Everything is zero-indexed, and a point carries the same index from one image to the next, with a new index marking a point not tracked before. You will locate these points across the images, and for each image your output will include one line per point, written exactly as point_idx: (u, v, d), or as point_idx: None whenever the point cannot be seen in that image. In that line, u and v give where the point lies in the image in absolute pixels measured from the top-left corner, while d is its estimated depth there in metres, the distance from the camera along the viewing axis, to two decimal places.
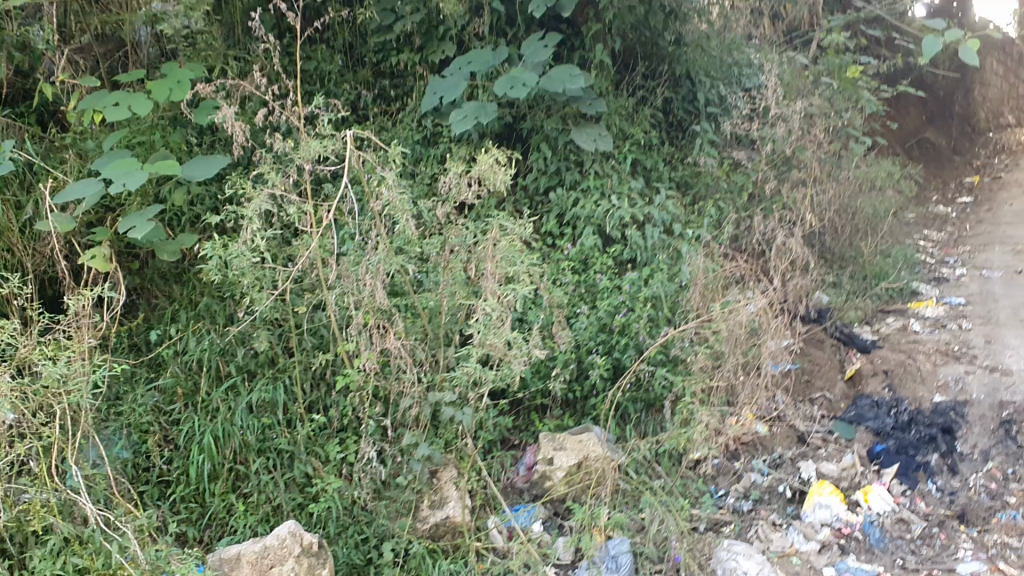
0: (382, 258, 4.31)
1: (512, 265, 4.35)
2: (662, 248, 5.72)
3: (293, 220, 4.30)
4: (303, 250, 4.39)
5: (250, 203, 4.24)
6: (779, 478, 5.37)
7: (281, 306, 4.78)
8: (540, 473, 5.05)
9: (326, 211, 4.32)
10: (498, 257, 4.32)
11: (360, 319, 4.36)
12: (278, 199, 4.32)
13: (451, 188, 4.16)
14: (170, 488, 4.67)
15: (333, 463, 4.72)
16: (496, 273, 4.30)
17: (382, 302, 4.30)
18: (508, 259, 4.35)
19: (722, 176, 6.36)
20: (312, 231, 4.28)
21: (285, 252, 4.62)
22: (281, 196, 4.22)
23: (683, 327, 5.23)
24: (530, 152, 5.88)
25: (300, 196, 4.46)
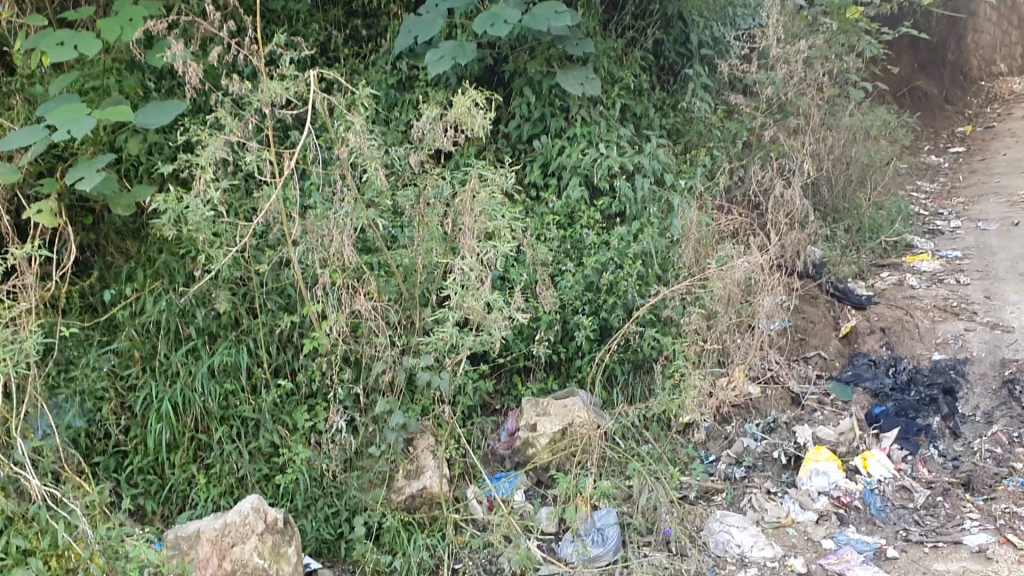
0: (348, 211, 4.01)
1: (490, 217, 3.96)
2: (651, 200, 5.40)
3: (254, 169, 3.94)
4: (265, 203, 4.03)
5: (203, 151, 3.87)
6: (773, 444, 5.05)
7: (241, 258, 4.46)
8: (522, 440, 4.79)
9: (289, 159, 3.95)
10: (476, 207, 3.93)
11: (326, 278, 4.12)
12: (236, 147, 3.95)
13: (426, 134, 3.82)
14: (127, 458, 4.39)
15: (301, 432, 4.45)
16: (475, 226, 3.92)
17: (350, 258, 3.99)
18: (487, 211, 3.96)
19: (716, 124, 6.01)
20: (273, 182, 3.96)
21: (248, 204, 4.27)
22: (239, 143, 3.86)
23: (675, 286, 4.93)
24: (513, 98, 5.52)
25: (261, 142, 4.08)
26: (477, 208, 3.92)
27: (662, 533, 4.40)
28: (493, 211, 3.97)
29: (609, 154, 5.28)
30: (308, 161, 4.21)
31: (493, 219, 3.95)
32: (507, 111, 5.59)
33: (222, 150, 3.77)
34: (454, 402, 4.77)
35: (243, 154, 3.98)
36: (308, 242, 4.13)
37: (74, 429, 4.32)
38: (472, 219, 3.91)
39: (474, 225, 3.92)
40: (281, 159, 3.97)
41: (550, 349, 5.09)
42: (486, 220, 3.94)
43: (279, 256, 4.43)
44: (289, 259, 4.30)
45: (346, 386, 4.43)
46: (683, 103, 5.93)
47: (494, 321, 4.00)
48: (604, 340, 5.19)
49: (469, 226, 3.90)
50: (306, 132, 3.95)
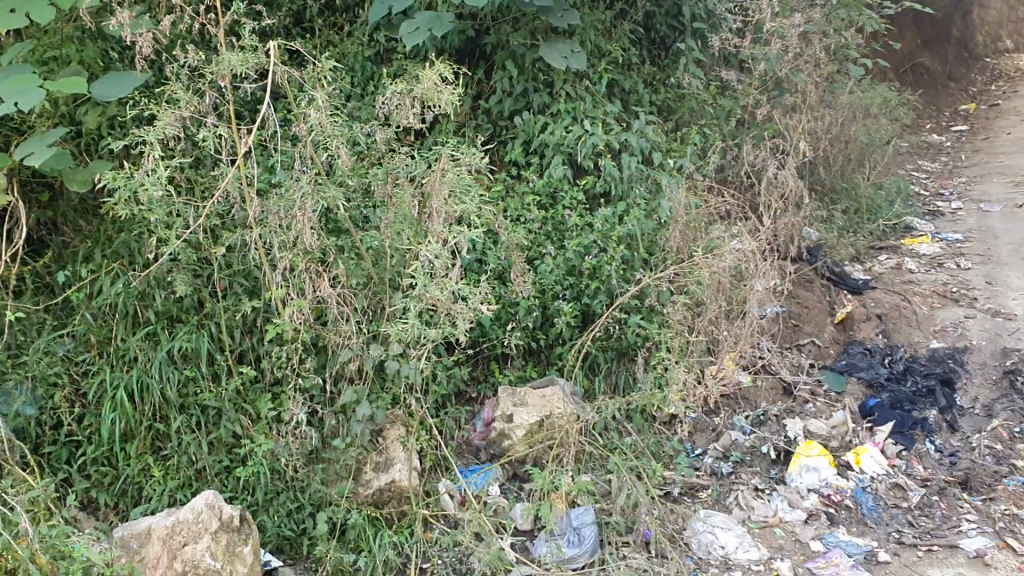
0: (309, 190, 3.77)
1: (459, 199, 3.68)
2: (639, 179, 5.15)
3: (209, 146, 3.69)
4: (222, 182, 3.79)
5: (154, 126, 3.62)
6: (763, 437, 4.83)
7: (203, 240, 4.23)
8: (498, 432, 4.57)
9: (247, 136, 3.70)
10: (444, 186, 3.64)
11: (288, 261, 3.90)
12: (191, 122, 3.70)
13: (392, 110, 3.59)
14: (80, 449, 4.17)
15: (263, 421, 4.23)
16: (443, 207, 3.62)
17: (311, 242, 3.74)
18: (456, 192, 3.68)
19: (709, 101, 5.75)
20: (232, 160, 3.71)
21: (206, 180, 4.03)
22: (194, 119, 3.61)
23: (660, 273, 4.71)
24: (495, 71, 5.26)
25: (220, 118, 3.83)
26: (444, 188, 3.64)
27: (642, 534, 4.17)
28: (462, 193, 3.69)
29: (595, 131, 5.03)
30: (270, 137, 3.97)
31: (464, 201, 3.67)
32: (489, 86, 5.35)
33: (173, 126, 3.51)
34: (427, 391, 4.55)
35: (198, 129, 3.73)
36: (268, 223, 3.91)
37: (24, 417, 4.10)
38: (441, 201, 3.62)
39: (441, 207, 3.61)
40: (239, 135, 3.72)
41: (530, 335, 4.88)
42: (454, 201, 3.66)
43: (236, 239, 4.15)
44: (248, 239, 4.06)
45: (311, 375, 4.21)
46: (674, 78, 5.66)
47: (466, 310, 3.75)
48: (586, 326, 4.96)
49: (438, 207, 3.61)
50: (266, 107, 3.70)
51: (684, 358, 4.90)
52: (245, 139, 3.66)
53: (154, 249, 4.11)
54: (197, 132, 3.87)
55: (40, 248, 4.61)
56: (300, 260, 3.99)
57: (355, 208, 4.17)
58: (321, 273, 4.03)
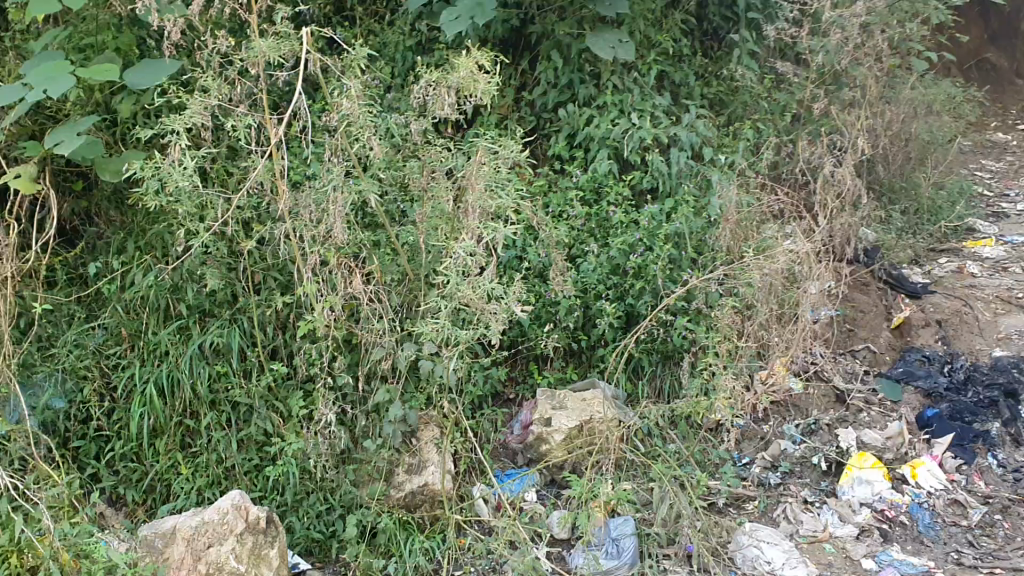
0: (338, 183, 3.60)
1: (496, 198, 3.49)
2: (688, 176, 4.94)
3: (240, 136, 3.59)
4: (254, 172, 3.68)
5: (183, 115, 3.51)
6: (814, 448, 4.58)
7: (232, 231, 4.10)
8: (535, 436, 4.41)
9: (279, 125, 3.58)
10: (480, 184, 3.46)
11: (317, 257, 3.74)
12: (223, 111, 3.61)
13: (429, 99, 3.43)
14: (109, 444, 4.10)
15: (294, 420, 4.10)
16: (479, 203, 3.45)
17: (342, 238, 3.61)
18: (493, 190, 3.50)
19: (763, 95, 5.52)
20: (264, 152, 3.61)
21: (235, 170, 3.93)
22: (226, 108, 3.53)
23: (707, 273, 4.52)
24: (540, 62, 5.09)
25: (252, 107, 3.72)
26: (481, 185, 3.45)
27: (684, 548, 4.02)
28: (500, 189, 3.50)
29: (642, 124, 4.84)
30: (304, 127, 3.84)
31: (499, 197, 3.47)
32: (534, 77, 5.17)
33: (202, 116, 3.41)
34: (464, 392, 4.40)
35: (229, 119, 3.63)
36: (298, 216, 3.77)
37: (52, 411, 4.03)
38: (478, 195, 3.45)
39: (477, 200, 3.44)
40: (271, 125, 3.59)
41: (570, 336, 4.71)
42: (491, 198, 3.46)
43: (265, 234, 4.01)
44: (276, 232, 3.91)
45: (343, 373, 4.08)
46: (727, 71, 5.45)
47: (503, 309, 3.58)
48: (630, 327, 4.77)
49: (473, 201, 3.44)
50: (297, 95, 3.56)
51: (725, 361, 4.67)
52: (277, 128, 3.54)
53: (182, 240, 4.01)
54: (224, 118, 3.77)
55: (76, 238, 4.56)
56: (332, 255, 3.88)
57: (388, 202, 4.07)
58: (353, 269, 3.95)
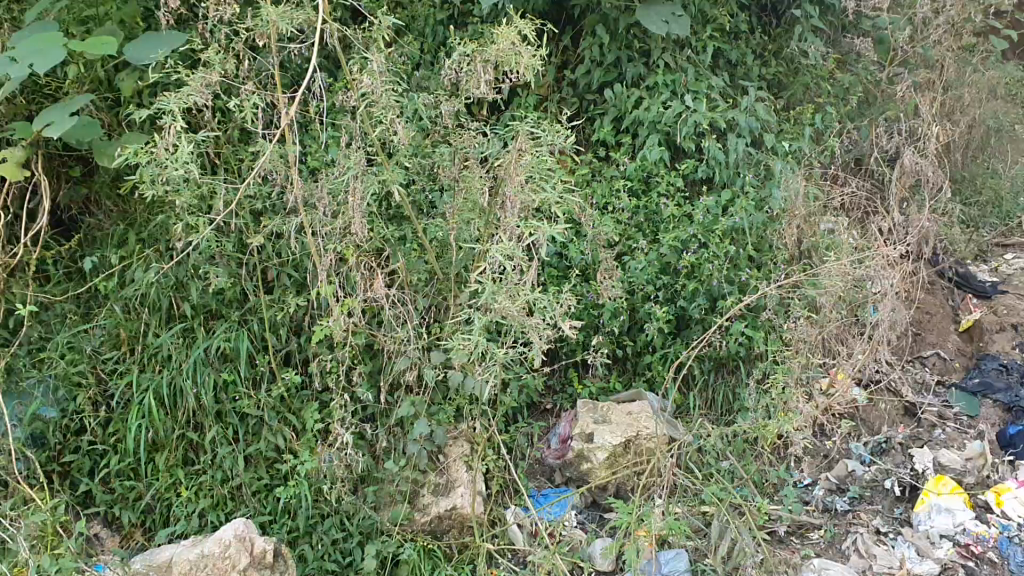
0: (356, 172, 3.14)
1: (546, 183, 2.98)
2: (747, 165, 4.46)
3: (245, 116, 3.14)
4: (262, 158, 3.24)
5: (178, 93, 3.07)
6: (886, 469, 4.06)
7: (226, 222, 3.64)
8: (575, 454, 3.97)
9: (288, 104, 3.13)
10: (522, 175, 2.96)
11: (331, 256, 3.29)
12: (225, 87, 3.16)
13: (465, 77, 2.99)
14: (104, 458, 3.70)
15: (308, 435, 3.68)
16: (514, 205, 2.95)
17: (361, 236, 3.18)
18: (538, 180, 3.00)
19: (826, 77, 5.03)
20: (274, 134, 3.17)
21: (234, 152, 3.47)
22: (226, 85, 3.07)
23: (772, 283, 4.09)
24: (583, 38, 4.62)
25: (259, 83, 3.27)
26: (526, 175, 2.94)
27: None
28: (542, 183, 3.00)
29: (697, 107, 4.36)
30: (321, 109, 3.41)
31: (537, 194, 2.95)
32: (577, 55, 4.71)
33: (201, 94, 2.97)
34: (497, 404, 3.97)
35: (231, 97, 3.19)
36: (317, 214, 3.36)
37: (42, 422, 3.63)
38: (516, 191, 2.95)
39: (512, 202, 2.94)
40: (275, 100, 3.13)
41: (614, 341, 4.30)
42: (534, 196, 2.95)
43: (263, 230, 3.52)
44: (274, 233, 3.43)
45: (364, 383, 3.69)
46: (788, 49, 4.95)
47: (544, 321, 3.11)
48: (680, 332, 4.34)
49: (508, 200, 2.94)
50: (309, 71, 3.09)
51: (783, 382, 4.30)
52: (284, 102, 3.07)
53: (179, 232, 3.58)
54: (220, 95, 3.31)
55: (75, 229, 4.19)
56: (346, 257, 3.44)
57: (404, 193, 3.60)
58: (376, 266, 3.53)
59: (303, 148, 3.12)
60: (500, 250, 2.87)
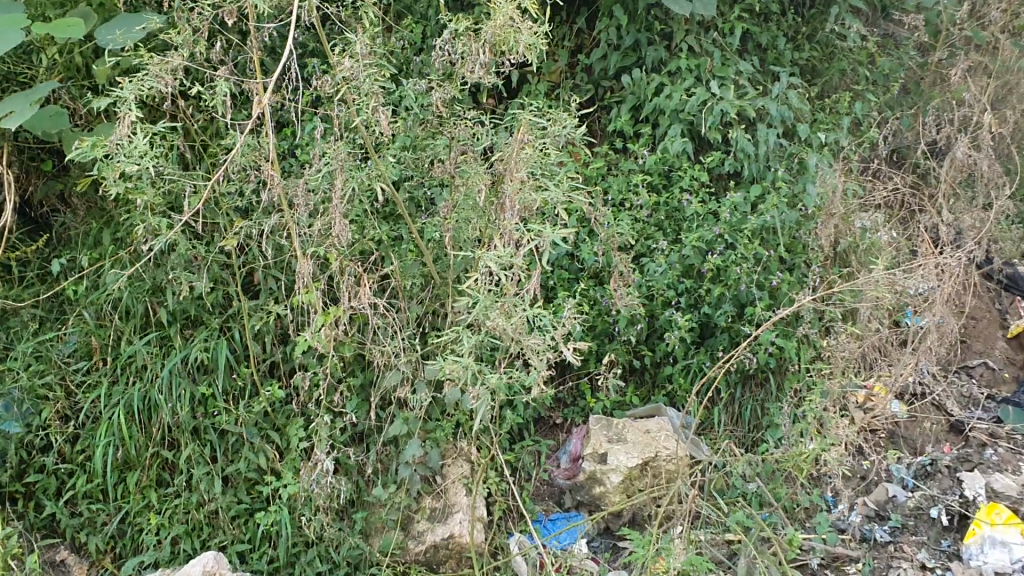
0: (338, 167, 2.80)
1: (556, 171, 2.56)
2: (778, 158, 4.08)
3: (215, 105, 2.79)
4: (235, 150, 2.89)
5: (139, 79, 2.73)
6: (931, 497, 3.72)
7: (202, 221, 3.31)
8: (587, 475, 3.62)
9: (262, 91, 2.77)
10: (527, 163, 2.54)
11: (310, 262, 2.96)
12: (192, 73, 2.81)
13: (458, 59, 2.63)
14: (71, 477, 3.39)
15: (292, 455, 3.35)
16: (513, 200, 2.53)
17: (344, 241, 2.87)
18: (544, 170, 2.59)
19: (865, 62, 4.61)
20: (247, 125, 2.81)
21: (207, 144, 3.14)
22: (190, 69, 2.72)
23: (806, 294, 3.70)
24: (600, 19, 4.25)
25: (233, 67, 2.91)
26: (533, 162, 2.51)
27: None
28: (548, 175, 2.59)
29: (724, 94, 3.98)
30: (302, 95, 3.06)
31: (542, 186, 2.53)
32: (593, 38, 4.33)
33: (161, 78, 2.64)
34: (502, 421, 3.63)
35: (200, 81, 2.85)
36: (298, 212, 3.02)
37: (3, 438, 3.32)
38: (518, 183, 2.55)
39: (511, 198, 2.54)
40: (248, 85, 2.79)
41: (631, 350, 3.94)
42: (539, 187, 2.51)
43: (241, 229, 3.18)
44: (249, 232, 3.08)
45: (352, 398, 3.38)
46: (823, 32, 4.56)
47: (547, 336, 2.75)
48: (704, 341, 3.98)
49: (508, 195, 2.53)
50: (285, 54, 2.73)
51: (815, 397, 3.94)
52: (256, 87, 2.73)
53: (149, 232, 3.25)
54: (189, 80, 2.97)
55: (49, 226, 3.88)
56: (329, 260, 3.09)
57: (396, 190, 3.25)
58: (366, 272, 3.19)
59: (280, 138, 2.77)
60: (495, 258, 2.50)
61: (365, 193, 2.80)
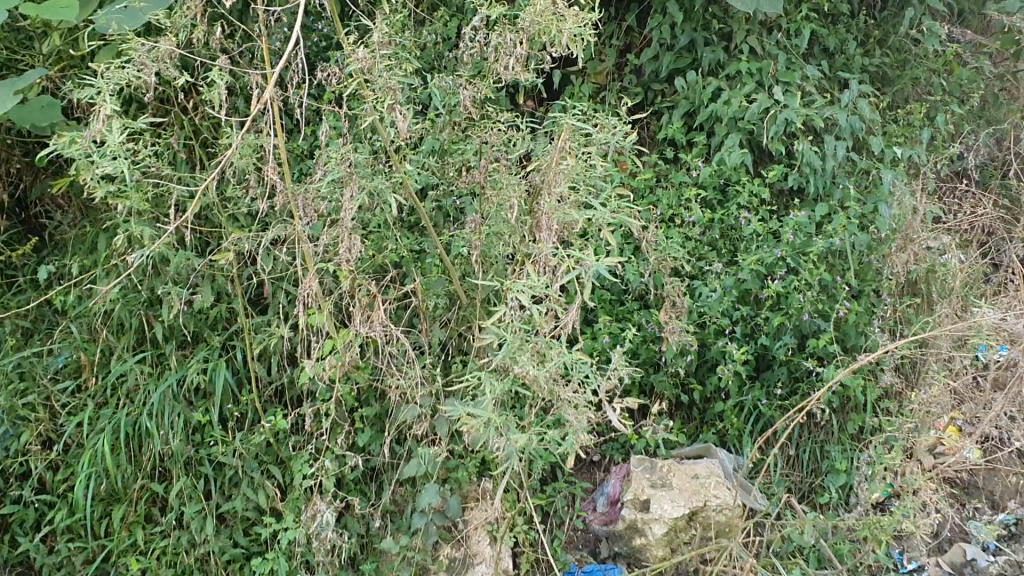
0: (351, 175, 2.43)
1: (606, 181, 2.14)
2: (846, 174, 3.66)
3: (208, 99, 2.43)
4: (232, 152, 2.52)
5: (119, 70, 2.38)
6: (1015, 564, 3.34)
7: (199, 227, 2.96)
8: (627, 525, 3.21)
9: (262, 84, 2.40)
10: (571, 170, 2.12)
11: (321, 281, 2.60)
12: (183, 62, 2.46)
13: (490, 50, 2.25)
14: (51, 508, 3.06)
15: (295, 493, 2.99)
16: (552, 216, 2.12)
17: (354, 260, 2.50)
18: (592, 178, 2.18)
19: (943, 71, 4.16)
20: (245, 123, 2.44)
21: (207, 142, 2.79)
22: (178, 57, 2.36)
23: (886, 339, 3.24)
24: (651, 15, 3.85)
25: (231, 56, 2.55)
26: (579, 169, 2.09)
27: None
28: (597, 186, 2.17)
29: (789, 101, 3.57)
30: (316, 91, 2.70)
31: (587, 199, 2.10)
32: (644, 37, 3.93)
33: (146, 70, 2.30)
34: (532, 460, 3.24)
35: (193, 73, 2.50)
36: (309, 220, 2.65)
37: None
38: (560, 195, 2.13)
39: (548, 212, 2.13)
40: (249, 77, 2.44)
41: (678, 383, 3.54)
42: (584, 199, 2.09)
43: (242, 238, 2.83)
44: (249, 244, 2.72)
45: (367, 430, 3.01)
46: (898, 35, 4.12)
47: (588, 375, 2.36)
48: (759, 374, 3.59)
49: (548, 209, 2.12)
50: (292, 40, 2.35)
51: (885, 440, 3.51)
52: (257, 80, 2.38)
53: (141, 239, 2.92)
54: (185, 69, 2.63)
55: (44, 231, 3.56)
56: (340, 277, 2.72)
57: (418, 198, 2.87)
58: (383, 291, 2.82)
59: (285, 139, 2.41)
60: (526, 287, 2.10)
61: (385, 203, 2.42)
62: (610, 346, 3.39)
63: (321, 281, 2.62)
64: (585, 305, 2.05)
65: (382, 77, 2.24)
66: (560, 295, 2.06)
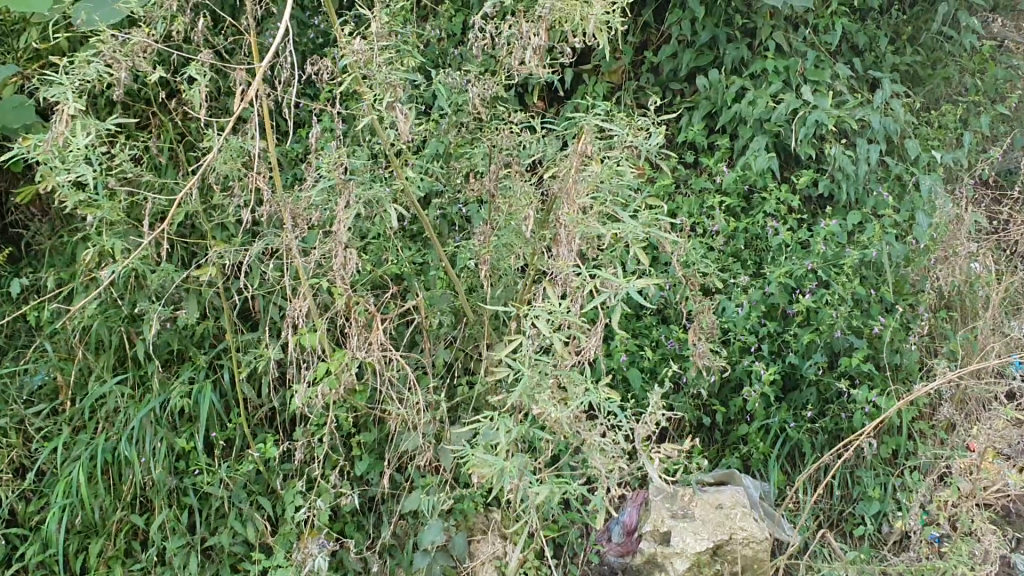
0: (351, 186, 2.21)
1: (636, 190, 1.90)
2: (879, 180, 3.42)
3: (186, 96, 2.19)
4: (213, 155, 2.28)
5: (85, 66, 2.14)
6: None
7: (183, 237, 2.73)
8: (646, 559, 2.96)
9: (245, 80, 2.16)
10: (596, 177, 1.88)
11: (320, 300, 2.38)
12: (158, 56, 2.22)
13: (503, 42, 2.01)
14: (24, 543, 2.82)
15: (287, 527, 2.75)
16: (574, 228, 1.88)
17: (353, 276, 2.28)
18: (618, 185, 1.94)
19: (978, 70, 3.91)
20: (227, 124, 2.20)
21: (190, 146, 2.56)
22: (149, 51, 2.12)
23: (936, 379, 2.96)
24: (669, 10, 3.60)
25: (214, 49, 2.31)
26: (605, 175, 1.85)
27: None
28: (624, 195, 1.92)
29: (819, 101, 3.33)
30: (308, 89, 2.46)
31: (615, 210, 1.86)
32: (661, 33, 3.68)
33: (114, 66, 2.09)
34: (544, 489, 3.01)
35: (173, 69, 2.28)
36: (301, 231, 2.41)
37: None
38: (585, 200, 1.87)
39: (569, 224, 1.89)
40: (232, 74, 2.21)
41: (699, 405, 3.30)
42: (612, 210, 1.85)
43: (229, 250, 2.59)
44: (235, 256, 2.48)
45: (365, 458, 2.78)
46: (930, 32, 3.88)
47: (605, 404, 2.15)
48: (786, 394, 3.36)
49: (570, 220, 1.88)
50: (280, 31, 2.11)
51: (922, 465, 3.26)
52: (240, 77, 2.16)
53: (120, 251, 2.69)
54: (165, 66, 2.41)
55: (19, 242, 3.32)
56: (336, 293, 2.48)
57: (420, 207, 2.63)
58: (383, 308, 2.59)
59: (274, 142, 2.18)
60: (545, 311, 1.86)
61: (385, 213, 2.18)
62: (627, 365, 3.15)
63: (315, 298, 2.38)
64: (613, 330, 1.82)
65: (381, 73, 2.00)
66: (584, 319, 1.82)
